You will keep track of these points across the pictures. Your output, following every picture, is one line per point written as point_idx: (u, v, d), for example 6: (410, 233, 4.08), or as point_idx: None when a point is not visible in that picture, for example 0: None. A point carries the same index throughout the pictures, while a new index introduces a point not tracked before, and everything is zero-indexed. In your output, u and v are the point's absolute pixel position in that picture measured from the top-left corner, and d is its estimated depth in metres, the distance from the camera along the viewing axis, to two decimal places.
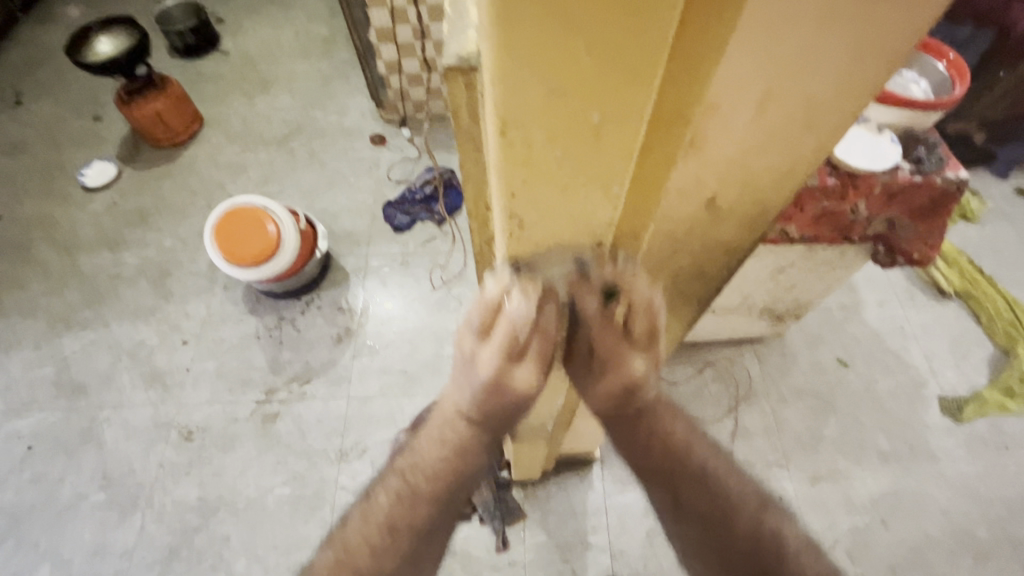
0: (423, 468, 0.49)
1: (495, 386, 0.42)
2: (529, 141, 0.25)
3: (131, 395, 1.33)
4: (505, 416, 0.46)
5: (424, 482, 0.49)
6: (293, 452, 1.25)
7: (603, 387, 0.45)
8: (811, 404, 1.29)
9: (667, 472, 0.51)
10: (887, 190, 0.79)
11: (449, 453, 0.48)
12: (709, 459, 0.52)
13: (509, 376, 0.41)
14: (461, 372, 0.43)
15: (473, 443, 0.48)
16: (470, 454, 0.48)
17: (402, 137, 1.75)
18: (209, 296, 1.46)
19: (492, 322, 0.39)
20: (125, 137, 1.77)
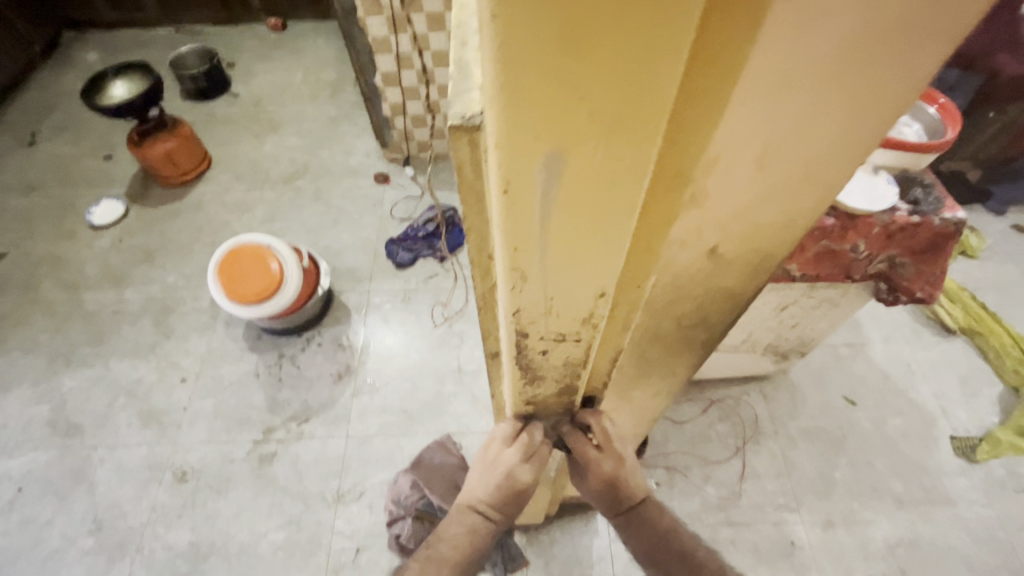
0: (448, 543, 0.58)
1: (507, 481, 0.57)
2: (531, 196, 0.25)
3: (126, 434, 1.31)
4: (509, 502, 0.59)
5: (451, 552, 0.58)
6: (289, 495, 1.22)
7: (595, 483, 0.60)
8: (820, 444, 1.26)
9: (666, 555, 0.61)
10: (886, 230, 0.80)
11: (467, 531, 0.58)
12: None
13: None
14: (482, 464, 0.60)
15: (486, 528, 0.59)
16: (482, 535, 0.59)
17: (406, 176, 1.78)
18: (210, 333, 1.46)
19: (513, 440, 0.57)
20: (134, 176, 1.81)
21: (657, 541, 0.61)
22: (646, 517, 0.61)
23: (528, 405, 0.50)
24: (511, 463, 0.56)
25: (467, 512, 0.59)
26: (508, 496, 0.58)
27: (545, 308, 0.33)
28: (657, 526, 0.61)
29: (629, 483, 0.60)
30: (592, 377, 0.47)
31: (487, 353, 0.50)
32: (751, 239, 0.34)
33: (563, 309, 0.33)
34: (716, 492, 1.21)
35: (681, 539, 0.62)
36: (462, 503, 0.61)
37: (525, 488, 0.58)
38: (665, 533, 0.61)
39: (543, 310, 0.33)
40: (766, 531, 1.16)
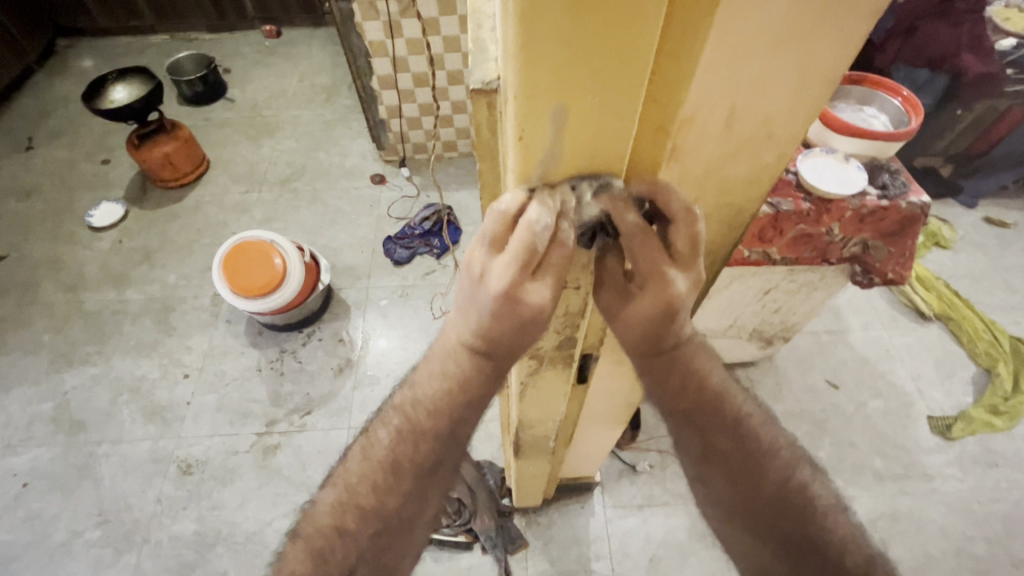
0: (424, 401, 0.48)
1: (505, 302, 0.37)
2: (540, 149, 0.30)
3: (130, 429, 1.33)
4: (510, 344, 0.42)
5: (426, 417, 0.48)
6: (293, 484, 1.25)
7: (640, 308, 0.40)
8: (805, 426, 1.32)
9: (713, 425, 0.49)
10: (858, 214, 0.86)
11: (453, 385, 0.46)
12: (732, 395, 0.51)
13: (522, 293, 0.37)
14: (467, 293, 0.41)
15: (479, 375, 0.45)
16: (475, 383, 0.45)
17: (402, 176, 1.83)
18: (211, 330, 1.48)
19: (507, 232, 0.36)
20: (133, 180, 1.84)
21: (692, 402, 0.49)
22: (687, 366, 0.48)
23: (532, 368, 0.56)
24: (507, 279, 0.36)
25: (453, 355, 0.45)
26: (511, 326, 0.40)
27: None
28: (700, 385, 0.49)
29: (672, 327, 0.44)
30: (591, 334, 0.53)
31: None
32: (724, 193, 0.40)
33: None
34: None
35: (728, 401, 0.50)
36: (447, 341, 0.46)
37: (535, 316, 0.38)
38: (709, 398, 0.49)
39: None
40: None
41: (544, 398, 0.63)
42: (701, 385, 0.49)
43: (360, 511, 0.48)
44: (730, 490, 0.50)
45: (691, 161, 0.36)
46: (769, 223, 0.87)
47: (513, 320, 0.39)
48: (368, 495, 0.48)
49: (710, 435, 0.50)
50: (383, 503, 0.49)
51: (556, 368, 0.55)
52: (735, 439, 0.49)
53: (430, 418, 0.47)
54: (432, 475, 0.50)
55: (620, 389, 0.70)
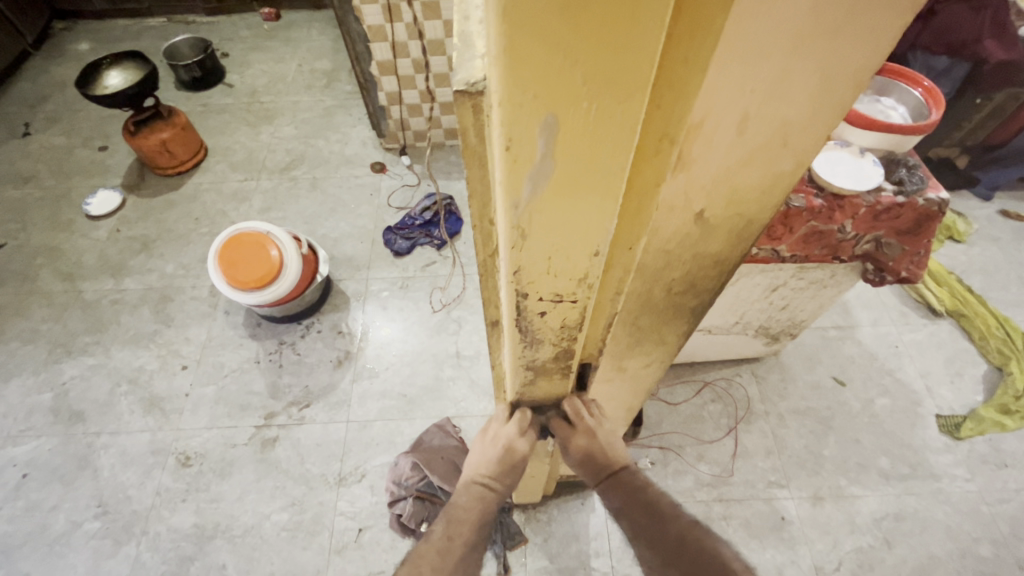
0: (457, 506, 0.57)
1: (507, 454, 0.58)
2: (531, 159, 0.27)
3: (129, 420, 1.33)
4: (514, 473, 0.59)
5: (462, 511, 0.56)
6: (291, 477, 1.24)
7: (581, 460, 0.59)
8: (810, 424, 1.30)
9: (637, 511, 0.53)
10: (872, 210, 0.82)
11: (480, 496, 0.57)
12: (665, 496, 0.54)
13: (514, 444, 0.58)
14: (482, 447, 0.60)
15: (493, 495, 0.58)
16: (487, 509, 0.57)
17: (402, 165, 1.80)
18: (210, 321, 1.47)
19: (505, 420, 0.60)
20: (131, 167, 1.81)
21: (628, 509, 0.53)
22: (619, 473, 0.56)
23: (527, 373, 0.53)
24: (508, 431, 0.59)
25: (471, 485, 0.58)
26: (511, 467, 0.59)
27: (543, 266, 0.36)
28: (638, 486, 0.55)
29: (608, 448, 0.57)
30: (589, 342, 0.50)
31: (488, 322, 0.52)
32: (734, 202, 0.37)
33: (560, 267, 0.36)
34: (710, 469, 1.24)
35: (665, 511, 0.52)
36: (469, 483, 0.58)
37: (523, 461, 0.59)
38: (648, 507, 0.53)
39: (542, 269, 0.36)
40: (757, 507, 1.19)
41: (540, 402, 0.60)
42: (634, 479, 0.55)
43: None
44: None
45: (698, 169, 0.33)
46: (779, 219, 0.83)
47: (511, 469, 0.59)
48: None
49: (637, 523, 0.52)
50: None
51: (552, 374, 0.53)
52: (664, 532, 0.51)
53: (461, 523, 0.54)
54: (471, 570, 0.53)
55: (621, 392, 0.67)
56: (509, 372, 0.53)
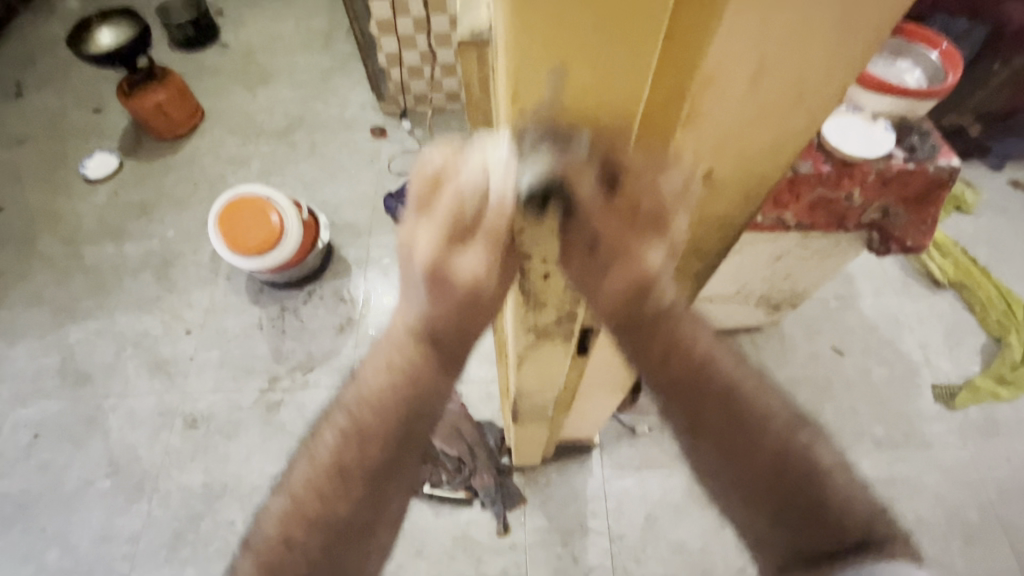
0: (369, 399, 0.45)
1: (434, 282, 0.36)
2: (536, 114, 0.27)
3: (135, 383, 1.34)
4: (456, 330, 0.42)
5: (372, 418, 0.45)
6: (296, 439, 1.27)
7: (611, 283, 0.37)
8: (807, 392, 1.31)
9: (692, 393, 0.47)
10: (881, 177, 0.81)
11: (400, 378, 0.44)
12: (731, 373, 0.47)
13: (450, 264, 0.35)
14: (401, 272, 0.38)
15: (428, 368, 0.43)
16: (420, 377, 0.44)
17: (403, 130, 1.77)
18: (211, 286, 1.47)
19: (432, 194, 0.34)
20: (126, 129, 1.78)
21: (682, 373, 0.46)
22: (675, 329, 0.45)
23: (529, 340, 0.54)
24: (430, 247, 0.35)
25: (400, 347, 0.43)
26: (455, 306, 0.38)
27: (546, 229, 0.36)
28: (683, 350, 0.46)
29: (657, 285, 0.38)
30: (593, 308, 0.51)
31: None
32: (742, 162, 0.36)
33: (563, 229, 0.36)
34: None
35: (721, 369, 0.47)
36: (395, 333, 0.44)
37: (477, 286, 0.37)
38: (700, 363, 0.47)
39: (545, 232, 0.36)
40: None
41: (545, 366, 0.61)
42: (690, 351, 0.46)
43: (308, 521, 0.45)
44: (725, 466, 0.48)
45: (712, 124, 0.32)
46: (787, 186, 0.82)
47: (448, 303, 0.38)
48: (313, 503, 0.45)
49: (698, 403, 0.47)
50: (336, 509, 0.46)
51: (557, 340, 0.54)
52: (727, 417, 0.47)
53: (376, 414, 0.44)
54: (389, 479, 0.47)
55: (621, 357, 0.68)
56: (512, 334, 0.53)
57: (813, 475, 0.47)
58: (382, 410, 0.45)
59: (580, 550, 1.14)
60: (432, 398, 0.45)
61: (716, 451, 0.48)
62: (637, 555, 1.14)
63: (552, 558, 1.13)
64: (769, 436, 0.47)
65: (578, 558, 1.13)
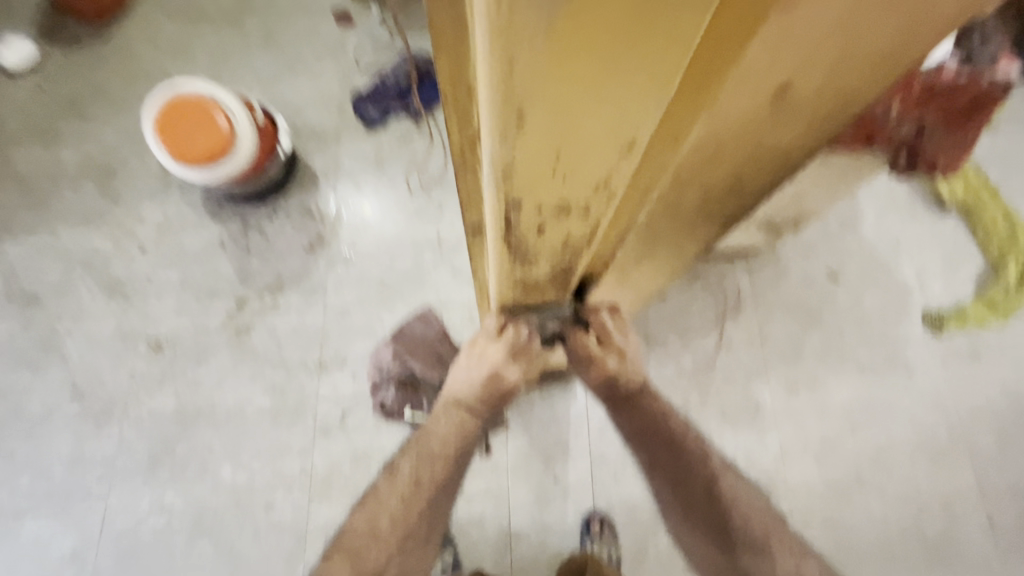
0: (436, 439, 0.88)
1: (494, 378, 0.81)
2: (531, 41, 0.20)
3: (90, 305, 1.25)
4: (494, 394, 0.83)
5: (438, 447, 0.88)
6: (270, 363, 1.22)
7: (591, 370, 0.86)
8: (797, 317, 1.29)
9: (656, 444, 0.94)
10: (927, 89, 0.70)
11: (454, 429, 0.86)
12: (679, 432, 0.94)
13: (505, 369, 0.79)
14: (474, 362, 0.82)
15: (465, 423, 0.86)
16: (465, 425, 0.87)
17: (370, 15, 1.52)
18: (164, 199, 1.33)
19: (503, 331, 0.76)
20: (42, 7, 1.47)
21: (644, 427, 0.95)
22: (636, 408, 0.95)
23: (517, 284, 0.51)
24: (496, 364, 0.79)
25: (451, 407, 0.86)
26: (494, 386, 0.82)
27: (542, 165, 0.30)
28: (648, 419, 0.95)
29: (618, 377, 0.87)
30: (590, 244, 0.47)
31: (466, 229, 0.47)
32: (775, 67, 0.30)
33: (562, 165, 0.30)
34: (693, 360, 1.25)
35: (670, 428, 0.95)
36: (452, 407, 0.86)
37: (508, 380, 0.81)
38: (670, 439, 0.94)
39: (539, 169, 0.30)
40: (734, 396, 1.23)
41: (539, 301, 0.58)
42: (652, 419, 0.95)
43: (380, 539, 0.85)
44: (673, 493, 0.93)
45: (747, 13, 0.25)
46: None
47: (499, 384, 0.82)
48: (385, 532, 0.86)
49: (656, 448, 0.94)
50: (409, 527, 0.86)
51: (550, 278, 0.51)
52: (673, 456, 0.93)
53: (441, 448, 0.88)
54: (433, 504, 0.89)
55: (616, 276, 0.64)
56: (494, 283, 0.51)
57: (730, 505, 0.89)
58: (440, 461, 0.88)
59: (561, 471, 1.16)
60: (466, 442, 0.89)
61: (659, 468, 0.95)
62: (617, 475, 1.16)
63: (533, 478, 1.15)
64: (697, 478, 0.91)
65: (559, 478, 1.15)
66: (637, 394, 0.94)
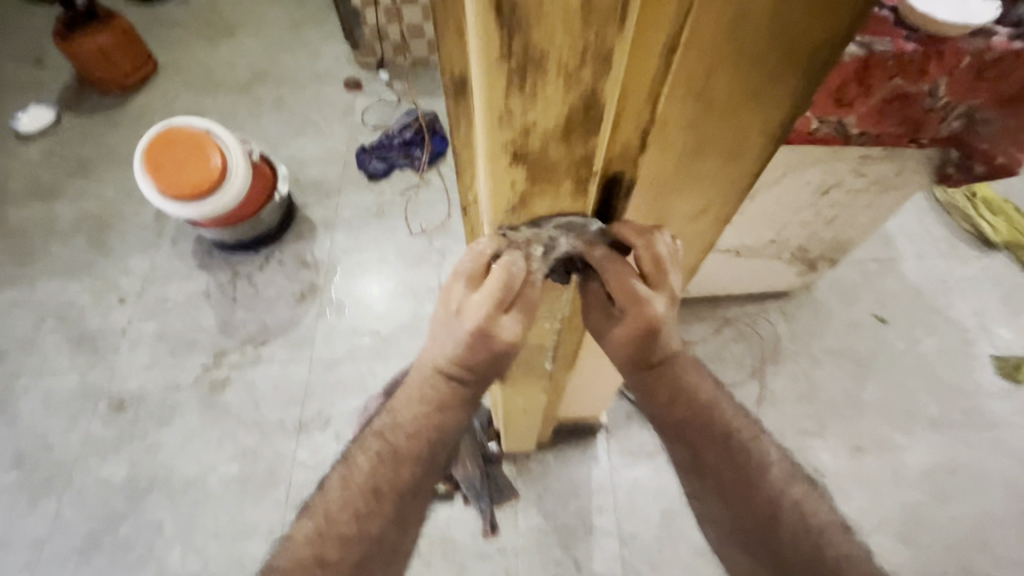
0: (403, 426, 0.48)
1: (480, 338, 0.41)
2: None
3: (54, 360, 1.13)
4: (489, 365, 0.44)
5: (406, 439, 0.48)
6: (243, 424, 1.06)
7: (621, 329, 0.42)
8: (847, 366, 1.13)
9: (703, 442, 0.49)
10: (977, 63, 0.62)
11: (431, 408, 0.47)
12: (731, 419, 0.51)
13: (494, 330, 0.40)
14: (444, 325, 0.43)
15: (454, 395, 0.47)
16: (453, 408, 0.47)
17: (380, 83, 1.57)
18: (153, 250, 1.25)
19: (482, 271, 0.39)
20: (67, 82, 1.54)
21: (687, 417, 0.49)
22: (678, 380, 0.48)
23: (524, 229, 0.36)
24: (482, 317, 0.40)
25: (426, 380, 0.47)
26: (486, 355, 0.43)
27: None
28: (694, 401, 0.49)
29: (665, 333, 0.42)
30: (624, 115, 0.30)
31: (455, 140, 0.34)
32: None
33: None
34: None
35: (720, 415, 0.50)
36: (425, 366, 0.47)
37: (505, 349, 0.42)
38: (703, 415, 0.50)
39: None
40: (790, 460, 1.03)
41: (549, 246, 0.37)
42: (693, 400, 0.49)
43: (340, 539, 0.47)
44: (718, 507, 0.50)
45: None
46: (857, 74, 0.62)
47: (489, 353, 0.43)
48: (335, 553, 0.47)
49: (702, 452, 0.49)
50: (358, 546, 0.47)
51: (562, 179, 0.32)
52: (727, 459, 0.49)
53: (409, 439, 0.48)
54: (409, 501, 0.49)
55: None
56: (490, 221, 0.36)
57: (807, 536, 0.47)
58: (415, 442, 0.48)
59: (584, 555, 0.94)
60: (453, 425, 0.48)
61: (717, 496, 0.49)
62: (654, 560, 0.93)
63: (550, 564, 0.93)
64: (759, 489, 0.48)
65: (582, 565, 0.93)
66: (678, 357, 0.47)
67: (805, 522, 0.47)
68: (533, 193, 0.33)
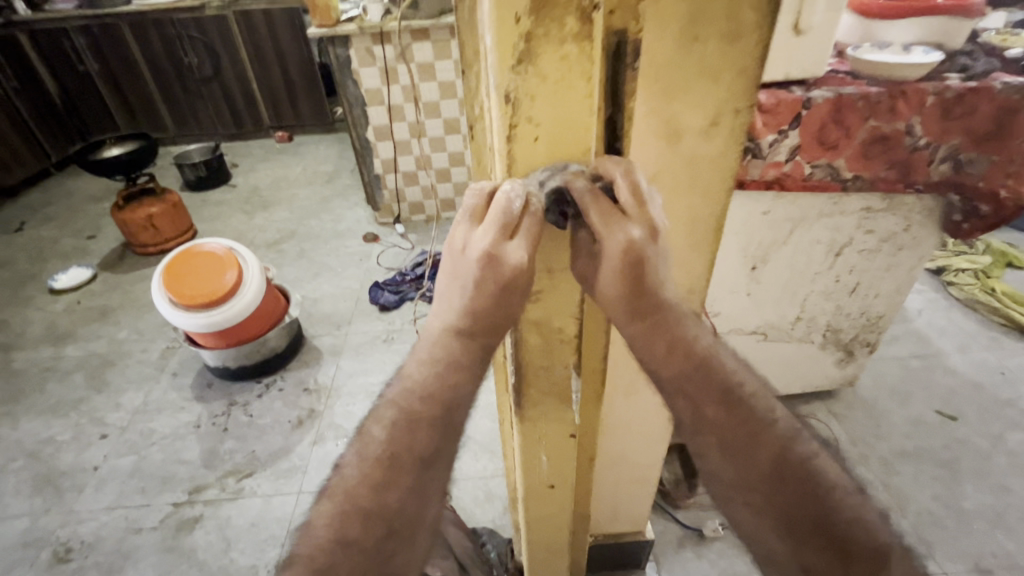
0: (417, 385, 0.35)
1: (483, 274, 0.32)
2: None
3: (7, 505, 0.99)
4: (490, 327, 0.35)
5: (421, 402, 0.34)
6: (205, 572, 0.87)
7: (605, 271, 0.33)
8: (930, 469, 0.96)
9: (701, 389, 0.35)
10: (941, 102, 0.67)
11: (435, 367, 0.35)
12: (730, 363, 0.37)
13: (499, 255, 0.32)
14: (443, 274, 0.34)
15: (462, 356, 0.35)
16: (462, 369, 0.35)
17: (396, 234, 1.70)
18: (150, 385, 1.21)
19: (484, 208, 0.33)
20: (112, 250, 1.70)
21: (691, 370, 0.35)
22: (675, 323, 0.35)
23: (536, 144, 0.32)
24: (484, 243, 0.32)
25: (438, 339, 0.35)
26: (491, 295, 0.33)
27: None
28: (690, 345, 0.36)
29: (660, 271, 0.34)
30: None
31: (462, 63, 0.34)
32: None
33: None
34: None
35: (722, 361, 0.36)
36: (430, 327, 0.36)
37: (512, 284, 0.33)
38: (701, 362, 0.36)
39: None
40: None
41: (558, 129, 0.32)
42: (692, 343, 0.36)
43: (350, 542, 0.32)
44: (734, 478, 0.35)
45: None
46: (832, 114, 0.67)
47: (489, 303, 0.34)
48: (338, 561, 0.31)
49: (705, 409, 0.35)
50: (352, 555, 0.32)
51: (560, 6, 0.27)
52: (738, 416, 0.35)
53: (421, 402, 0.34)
54: (424, 499, 0.34)
55: (667, 169, 0.39)
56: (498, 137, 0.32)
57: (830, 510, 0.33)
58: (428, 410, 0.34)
59: None
60: (469, 388, 0.35)
61: (724, 453, 0.35)
62: None
63: None
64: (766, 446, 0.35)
65: None
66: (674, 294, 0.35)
67: (823, 473, 0.34)
68: (535, 32, 0.28)
